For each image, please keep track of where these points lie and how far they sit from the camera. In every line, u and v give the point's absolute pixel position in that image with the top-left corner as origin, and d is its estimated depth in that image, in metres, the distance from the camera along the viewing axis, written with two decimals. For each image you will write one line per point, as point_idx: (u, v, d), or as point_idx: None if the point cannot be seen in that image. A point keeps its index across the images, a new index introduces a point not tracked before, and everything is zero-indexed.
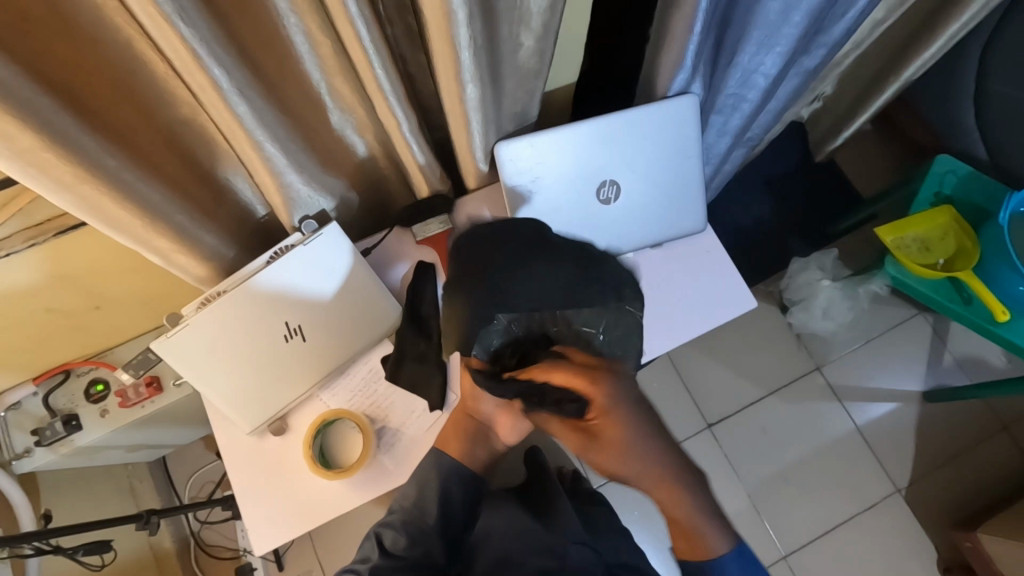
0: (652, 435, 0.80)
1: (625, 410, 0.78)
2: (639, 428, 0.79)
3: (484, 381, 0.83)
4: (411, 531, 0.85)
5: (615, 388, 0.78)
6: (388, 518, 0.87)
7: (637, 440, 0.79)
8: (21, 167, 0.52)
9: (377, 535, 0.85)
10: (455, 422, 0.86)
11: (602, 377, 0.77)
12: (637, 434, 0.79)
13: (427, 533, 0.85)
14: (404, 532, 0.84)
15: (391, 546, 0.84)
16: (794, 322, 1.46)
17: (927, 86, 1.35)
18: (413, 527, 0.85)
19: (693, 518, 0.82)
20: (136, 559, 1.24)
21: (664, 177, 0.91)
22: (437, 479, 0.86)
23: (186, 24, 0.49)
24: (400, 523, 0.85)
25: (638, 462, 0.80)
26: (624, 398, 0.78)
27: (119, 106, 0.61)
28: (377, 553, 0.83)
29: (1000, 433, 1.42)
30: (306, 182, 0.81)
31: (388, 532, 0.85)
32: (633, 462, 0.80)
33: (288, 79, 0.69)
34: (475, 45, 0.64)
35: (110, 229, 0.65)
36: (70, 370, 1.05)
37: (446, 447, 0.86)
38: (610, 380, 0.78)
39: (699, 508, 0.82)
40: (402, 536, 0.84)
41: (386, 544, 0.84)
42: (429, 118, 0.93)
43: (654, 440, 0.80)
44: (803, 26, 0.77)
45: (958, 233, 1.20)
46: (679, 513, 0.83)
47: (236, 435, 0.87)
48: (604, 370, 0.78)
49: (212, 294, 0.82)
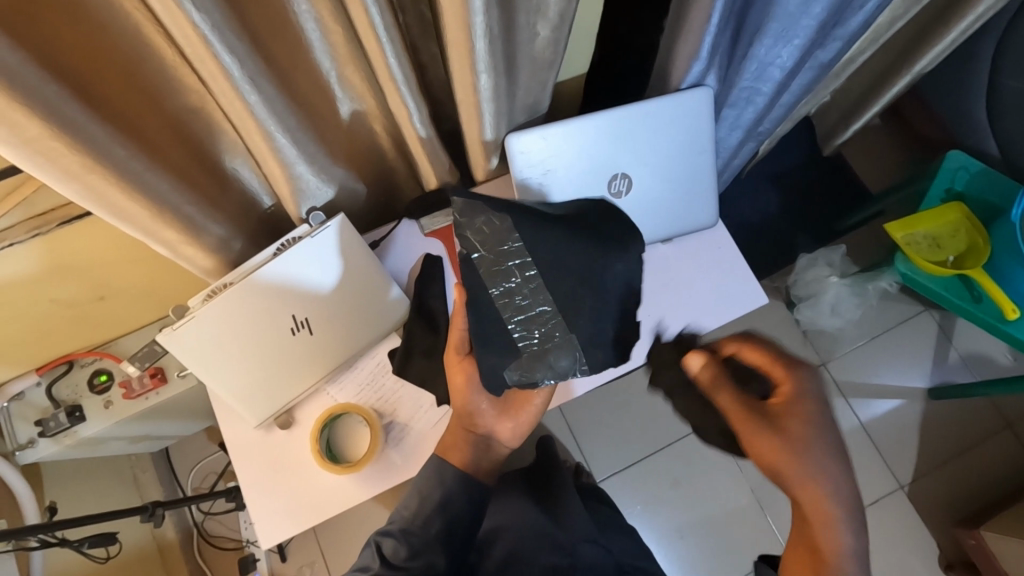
0: (839, 456, 0.64)
1: (805, 441, 0.64)
2: (837, 464, 0.64)
3: (475, 392, 0.80)
4: (412, 542, 0.77)
5: (812, 377, 0.67)
6: (389, 527, 0.79)
7: (820, 459, 0.64)
8: (30, 155, 0.51)
9: (376, 542, 0.77)
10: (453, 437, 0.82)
11: (784, 390, 0.67)
12: (825, 444, 0.64)
13: (430, 541, 0.77)
14: (405, 542, 0.76)
15: (392, 556, 0.76)
16: (801, 318, 1.45)
17: (939, 81, 1.34)
18: (415, 535, 0.77)
19: (835, 548, 0.63)
20: (139, 550, 1.24)
21: (677, 170, 0.90)
22: (438, 490, 0.79)
23: (198, 10, 0.48)
24: (400, 532, 0.77)
25: (813, 468, 0.63)
26: (807, 415, 0.65)
27: (128, 95, 0.60)
28: (376, 563, 0.75)
29: (1005, 430, 1.41)
30: (315, 173, 0.79)
31: (388, 541, 0.77)
32: (824, 436, 0.65)
33: (298, 67, 0.68)
34: (491, 35, 0.63)
35: (118, 220, 0.64)
36: (73, 361, 1.04)
37: (446, 455, 0.81)
38: (812, 380, 0.67)
39: (854, 551, 0.63)
40: (401, 546, 0.76)
41: (386, 554, 0.76)
42: (439, 108, 0.91)
43: (802, 450, 0.64)
44: (822, 18, 0.75)
45: (969, 229, 1.18)
46: (826, 540, 0.63)
47: (242, 428, 0.86)
48: (794, 362, 0.68)
49: (219, 287, 0.81)
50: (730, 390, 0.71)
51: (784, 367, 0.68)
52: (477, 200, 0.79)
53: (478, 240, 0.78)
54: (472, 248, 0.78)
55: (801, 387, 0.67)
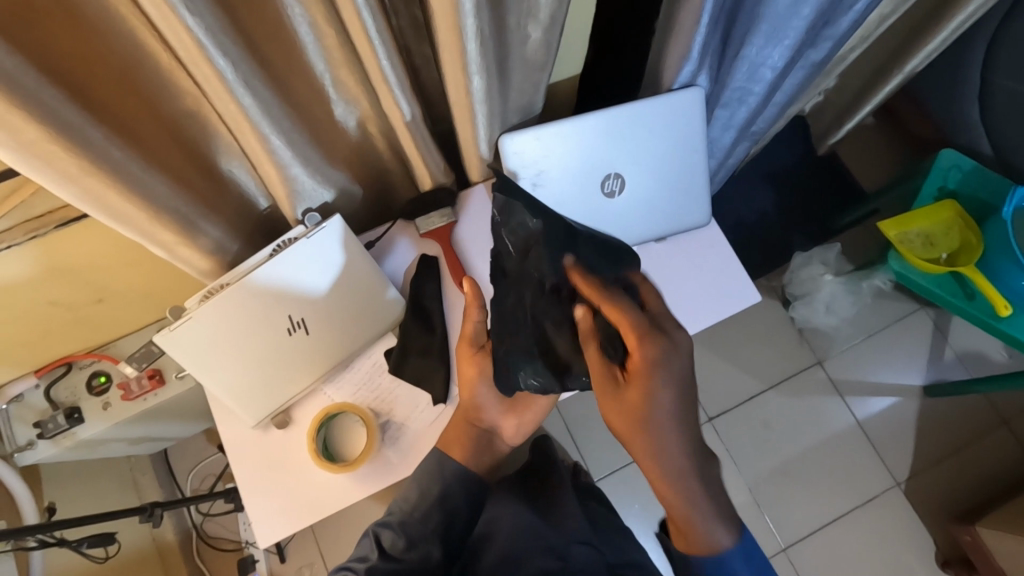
0: (687, 409, 0.65)
1: (674, 380, 0.64)
2: (676, 426, 0.65)
3: (482, 390, 0.84)
4: (410, 534, 0.83)
5: (667, 357, 0.64)
6: (387, 518, 0.85)
7: (671, 399, 0.64)
8: (26, 157, 0.51)
9: (375, 534, 0.82)
10: (456, 430, 0.86)
11: (637, 358, 0.64)
12: (665, 408, 0.64)
13: (426, 533, 0.84)
14: (402, 535, 0.82)
15: (390, 548, 0.81)
16: (796, 316, 1.46)
17: (931, 80, 1.34)
18: (413, 529, 0.83)
19: (687, 514, 0.69)
20: (138, 551, 1.25)
21: (670, 169, 0.90)
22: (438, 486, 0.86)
23: (192, 15, 0.49)
24: (398, 525, 0.83)
25: (664, 424, 0.64)
26: (685, 361, 0.65)
27: (124, 98, 0.61)
28: (376, 554, 0.79)
29: (1001, 427, 1.42)
30: (310, 175, 0.80)
31: (387, 534, 0.83)
32: (671, 396, 0.64)
33: (293, 70, 0.69)
34: (482, 37, 0.64)
35: (115, 222, 0.65)
36: (72, 363, 1.04)
37: (450, 450, 0.87)
38: (680, 338, 0.66)
39: (699, 492, 0.68)
40: (399, 538, 0.82)
41: (385, 546, 0.81)
42: (433, 109, 0.92)
43: (682, 414, 0.65)
44: (811, 19, 0.76)
45: (962, 228, 1.20)
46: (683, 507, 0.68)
47: (239, 428, 0.86)
48: (651, 333, 0.65)
49: (216, 287, 0.82)
50: (631, 316, 0.66)
51: (647, 339, 0.64)
52: (515, 200, 0.81)
53: (511, 238, 0.80)
54: (503, 245, 0.81)
55: (664, 362, 0.64)
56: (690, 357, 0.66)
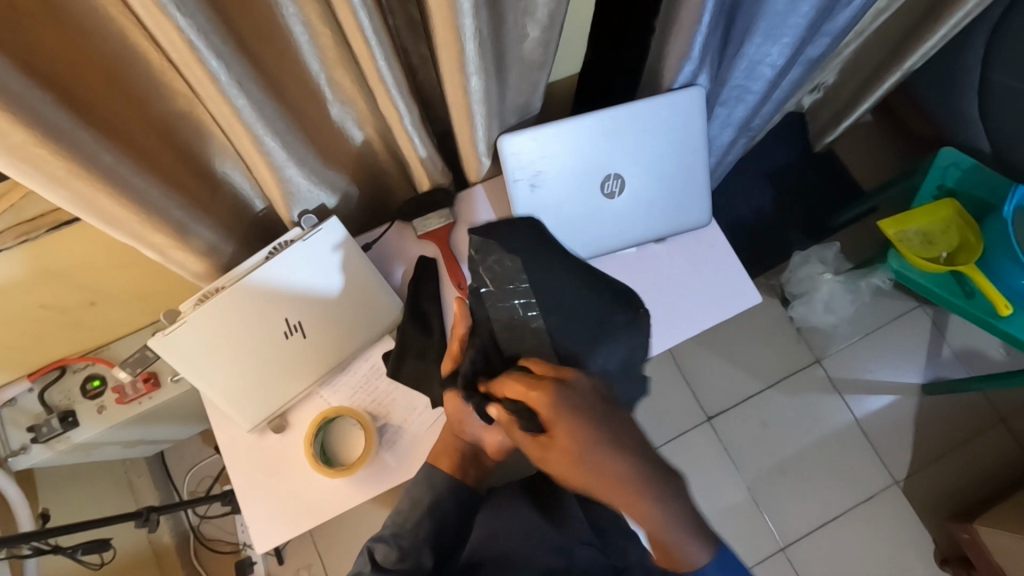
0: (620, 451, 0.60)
1: (583, 411, 0.59)
2: (597, 429, 0.59)
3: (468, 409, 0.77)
4: (402, 545, 0.80)
5: (564, 395, 0.60)
6: (381, 531, 0.82)
7: (597, 437, 0.59)
8: (14, 162, 0.50)
9: (369, 549, 0.81)
10: (444, 444, 0.82)
11: (536, 403, 0.60)
12: (589, 429, 0.59)
13: (419, 542, 0.80)
14: (394, 546, 0.80)
15: (382, 560, 0.79)
16: (795, 316, 1.45)
17: (929, 76, 1.34)
18: (405, 538, 0.80)
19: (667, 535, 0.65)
20: (134, 554, 1.24)
21: (669, 169, 0.90)
22: (427, 495, 0.82)
23: (183, 15, 0.48)
24: (392, 537, 0.80)
25: (594, 448, 0.59)
26: (590, 398, 0.61)
27: (115, 100, 0.60)
28: (367, 567, 0.79)
29: (999, 425, 1.42)
30: (306, 176, 0.79)
31: (380, 547, 0.80)
32: (592, 428, 0.59)
33: (287, 71, 0.68)
34: (480, 36, 0.63)
35: (107, 226, 0.64)
36: (66, 366, 1.03)
37: (439, 463, 0.82)
38: (576, 377, 0.62)
39: (667, 512, 0.64)
40: (392, 550, 0.80)
41: (377, 559, 0.79)
42: (430, 109, 0.91)
43: (613, 438, 0.59)
44: (811, 16, 0.76)
45: (960, 227, 1.19)
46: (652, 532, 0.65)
47: (235, 432, 0.85)
48: (550, 378, 0.61)
49: (211, 290, 0.81)
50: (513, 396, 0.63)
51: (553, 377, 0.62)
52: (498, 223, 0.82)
53: (489, 275, 0.79)
54: (480, 281, 0.79)
55: (557, 400, 0.59)
56: (588, 397, 0.61)
